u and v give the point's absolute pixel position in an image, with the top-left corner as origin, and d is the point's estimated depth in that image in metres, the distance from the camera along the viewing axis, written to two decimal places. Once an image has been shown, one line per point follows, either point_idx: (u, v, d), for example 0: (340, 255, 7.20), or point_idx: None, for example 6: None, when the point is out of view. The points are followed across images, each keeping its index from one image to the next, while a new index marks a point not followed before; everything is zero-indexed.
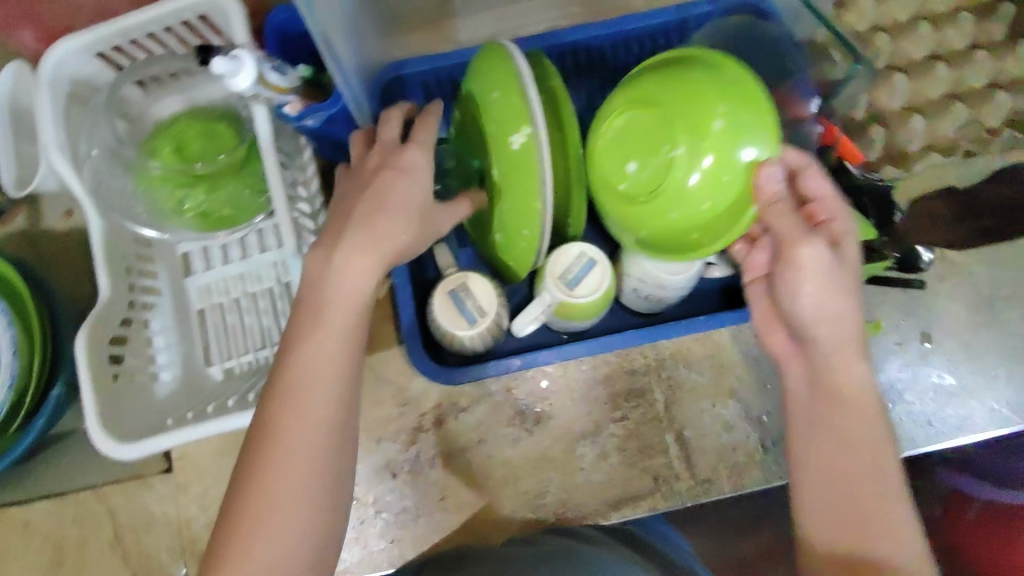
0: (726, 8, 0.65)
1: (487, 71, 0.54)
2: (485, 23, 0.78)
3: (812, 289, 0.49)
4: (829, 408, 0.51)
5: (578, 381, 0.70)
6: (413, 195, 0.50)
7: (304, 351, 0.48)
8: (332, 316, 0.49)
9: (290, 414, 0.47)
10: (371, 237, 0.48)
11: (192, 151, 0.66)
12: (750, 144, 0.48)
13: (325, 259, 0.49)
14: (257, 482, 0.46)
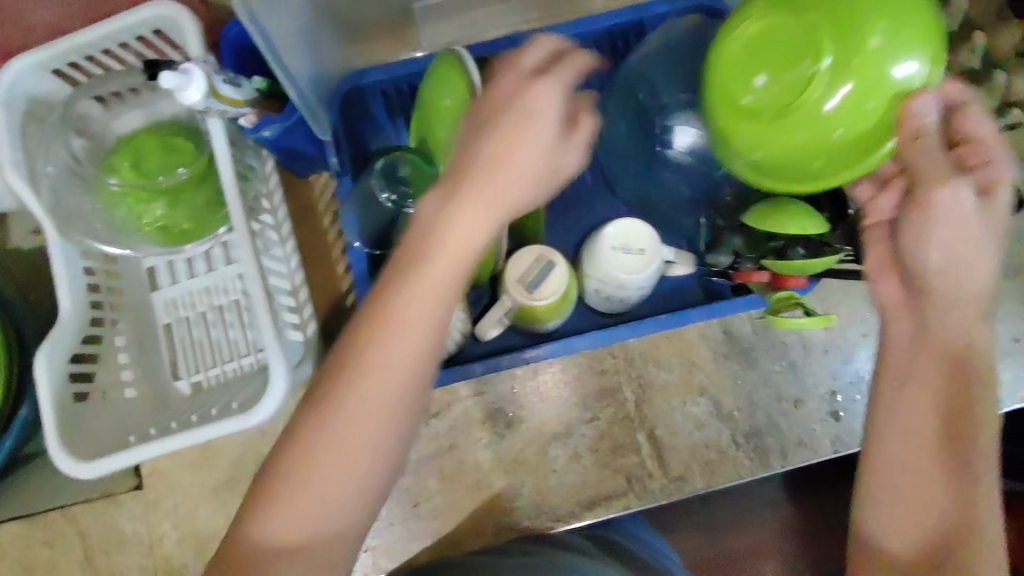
0: (680, 8, 0.66)
1: (441, 79, 0.55)
2: (444, 30, 0.77)
3: (939, 238, 0.47)
4: (917, 362, 0.48)
5: (549, 383, 0.70)
6: (545, 156, 0.44)
7: (402, 297, 0.43)
8: (438, 264, 0.43)
9: (368, 365, 0.42)
10: (489, 191, 0.43)
11: (150, 167, 0.65)
12: (905, 68, 0.45)
13: (437, 206, 0.44)
14: (322, 423, 0.42)
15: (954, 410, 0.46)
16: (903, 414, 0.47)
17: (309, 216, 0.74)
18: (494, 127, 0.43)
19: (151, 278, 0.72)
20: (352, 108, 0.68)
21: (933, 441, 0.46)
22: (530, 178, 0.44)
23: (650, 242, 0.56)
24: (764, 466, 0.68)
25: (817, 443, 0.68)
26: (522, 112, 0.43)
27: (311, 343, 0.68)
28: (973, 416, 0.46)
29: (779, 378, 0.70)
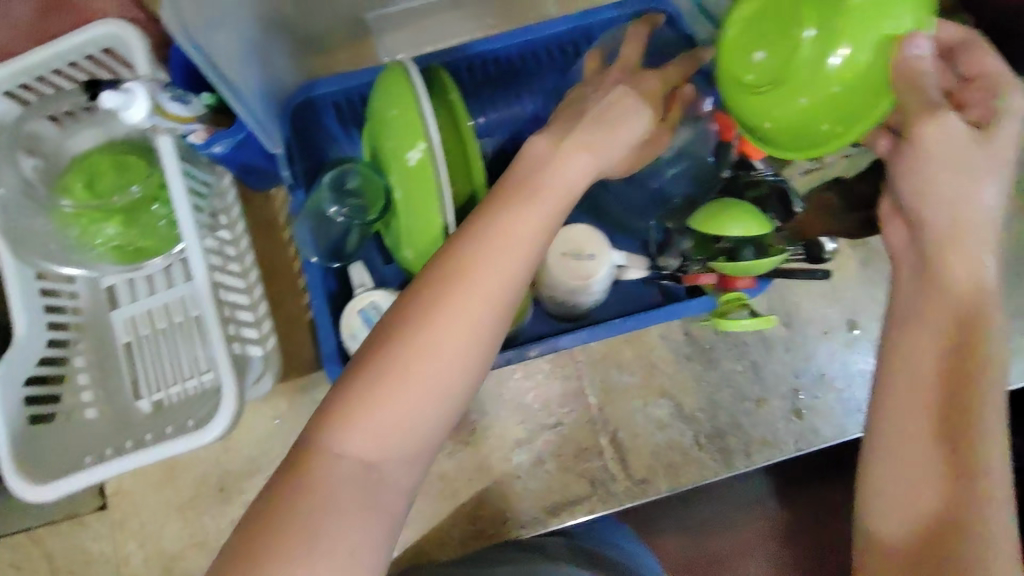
0: (629, 14, 0.66)
1: (384, 88, 0.53)
2: (398, 40, 0.77)
3: (943, 193, 0.44)
4: (930, 337, 0.43)
5: (512, 390, 0.70)
6: (639, 128, 0.46)
7: (517, 217, 0.42)
8: (551, 192, 0.43)
9: (471, 284, 0.40)
10: (597, 138, 0.44)
11: (103, 185, 0.65)
12: (895, 15, 0.42)
13: (551, 143, 0.44)
14: (419, 329, 0.39)
15: (970, 379, 0.42)
16: (909, 386, 0.43)
17: (269, 230, 0.74)
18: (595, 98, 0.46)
19: (110, 297, 0.72)
20: (305, 120, 0.67)
21: (947, 417, 0.41)
22: (628, 141, 0.46)
23: (600, 247, 0.56)
24: (728, 466, 0.68)
25: (781, 441, 0.68)
26: (629, 92, 0.46)
27: (270, 359, 0.68)
28: (980, 393, 0.41)
29: (740, 377, 0.70)
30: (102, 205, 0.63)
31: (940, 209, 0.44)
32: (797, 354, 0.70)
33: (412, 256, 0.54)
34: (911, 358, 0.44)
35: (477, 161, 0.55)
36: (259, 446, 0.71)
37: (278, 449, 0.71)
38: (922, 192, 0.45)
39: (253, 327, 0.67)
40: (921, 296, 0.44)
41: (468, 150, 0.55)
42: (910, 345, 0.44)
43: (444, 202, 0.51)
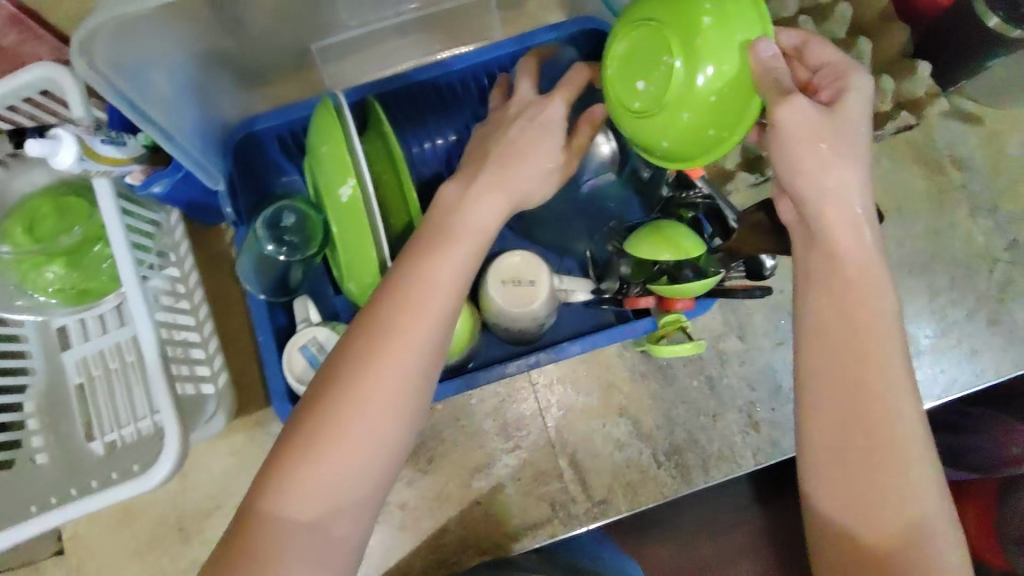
0: (569, 36, 0.66)
1: (315, 125, 0.53)
2: (340, 73, 0.76)
3: (817, 170, 0.44)
4: (845, 338, 0.43)
5: (469, 416, 0.70)
6: (549, 157, 0.48)
7: (433, 269, 0.43)
8: (468, 236, 0.45)
9: (395, 337, 0.41)
10: (504, 180, 0.46)
11: (43, 230, 0.64)
12: (741, 28, 0.45)
13: (460, 189, 0.46)
14: (355, 380, 0.40)
15: (882, 383, 0.42)
16: (836, 397, 0.42)
17: (219, 264, 0.73)
18: (506, 128, 0.49)
19: (62, 339, 0.71)
20: (249, 155, 0.67)
21: (866, 420, 0.42)
22: (539, 177, 0.48)
23: (544, 274, 0.56)
24: (686, 482, 0.68)
25: (739, 455, 0.69)
26: (540, 124, 0.48)
27: (222, 397, 0.68)
28: (886, 406, 0.41)
29: (697, 392, 0.70)
30: (46, 249, 0.64)
31: (833, 180, 0.44)
32: (753, 368, 0.71)
33: (355, 290, 0.53)
34: (827, 364, 0.43)
35: (412, 193, 0.55)
36: (219, 484, 0.70)
37: (237, 487, 0.70)
38: (819, 169, 0.44)
39: (204, 365, 0.66)
40: (822, 289, 0.45)
41: (404, 182, 0.55)
42: (828, 354, 0.43)
43: (376, 237, 0.51)
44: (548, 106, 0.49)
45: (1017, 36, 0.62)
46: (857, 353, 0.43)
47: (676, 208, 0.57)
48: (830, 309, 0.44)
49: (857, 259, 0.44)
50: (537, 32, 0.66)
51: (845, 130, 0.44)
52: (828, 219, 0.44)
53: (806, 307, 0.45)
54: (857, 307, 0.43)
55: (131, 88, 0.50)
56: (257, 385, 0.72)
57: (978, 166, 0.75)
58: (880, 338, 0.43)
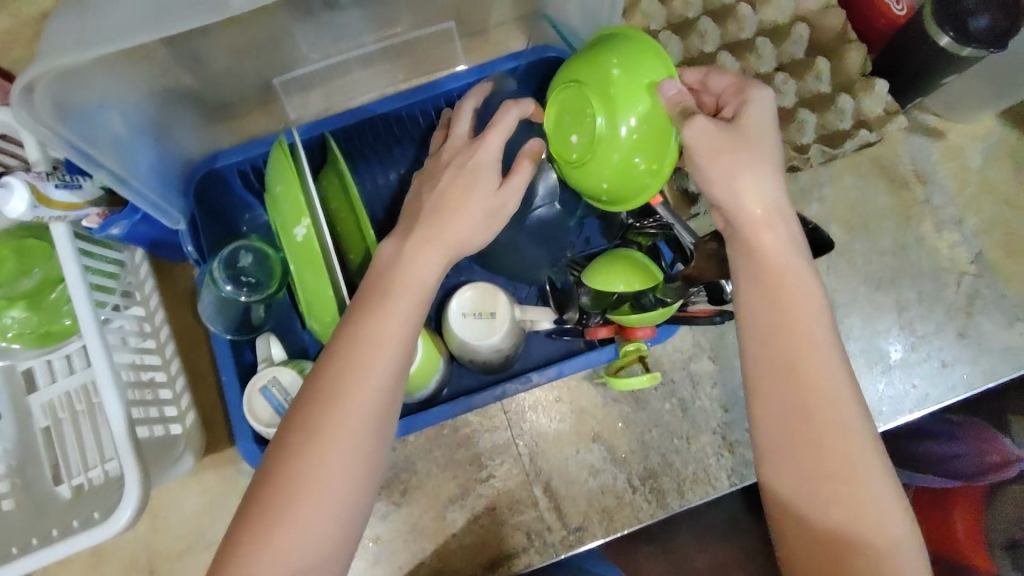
0: (528, 65, 0.67)
1: (274, 165, 0.55)
2: (309, 101, 0.73)
3: (728, 178, 0.46)
4: (780, 337, 0.44)
5: (443, 447, 0.69)
6: (483, 202, 0.48)
7: (376, 323, 0.44)
8: (410, 291, 0.45)
9: (342, 395, 0.42)
10: (440, 229, 0.47)
11: (3, 274, 0.64)
12: (646, 75, 0.51)
13: (394, 249, 0.47)
14: (306, 444, 0.40)
15: (822, 379, 0.43)
16: (780, 406, 0.44)
17: (184, 301, 0.73)
18: (437, 179, 0.49)
19: (27, 381, 0.70)
20: (211, 193, 0.67)
21: (809, 415, 0.43)
22: (483, 219, 0.48)
23: (503, 307, 0.59)
24: (662, 507, 0.68)
25: (714, 476, 0.69)
26: (468, 170, 0.48)
27: (190, 436, 0.67)
28: (835, 426, 0.42)
29: (670, 415, 0.70)
30: (5, 293, 0.63)
31: (746, 185, 0.46)
32: (725, 389, 0.71)
33: (318, 327, 0.54)
34: (767, 368, 0.44)
35: (368, 229, 0.55)
36: (191, 525, 0.69)
37: (210, 527, 0.69)
38: (728, 176, 0.46)
39: (171, 405, 0.65)
40: (766, 308, 0.45)
41: (360, 217, 0.56)
42: (768, 358, 0.44)
43: (333, 274, 0.52)
44: (487, 144, 0.48)
45: (968, 53, 0.64)
46: (794, 351, 0.44)
47: (632, 240, 0.61)
48: (764, 305, 0.45)
49: (782, 254, 0.46)
50: (497, 61, 0.67)
51: (751, 140, 0.46)
52: (746, 222, 0.46)
53: (742, 302, 0.47)
54: (786, 302, 0.45)
55: (83, 139, 0.50)
56: (225, 420, 0.71)
57: (942, 180, 0.77)
58: (810, 331, 0.44)
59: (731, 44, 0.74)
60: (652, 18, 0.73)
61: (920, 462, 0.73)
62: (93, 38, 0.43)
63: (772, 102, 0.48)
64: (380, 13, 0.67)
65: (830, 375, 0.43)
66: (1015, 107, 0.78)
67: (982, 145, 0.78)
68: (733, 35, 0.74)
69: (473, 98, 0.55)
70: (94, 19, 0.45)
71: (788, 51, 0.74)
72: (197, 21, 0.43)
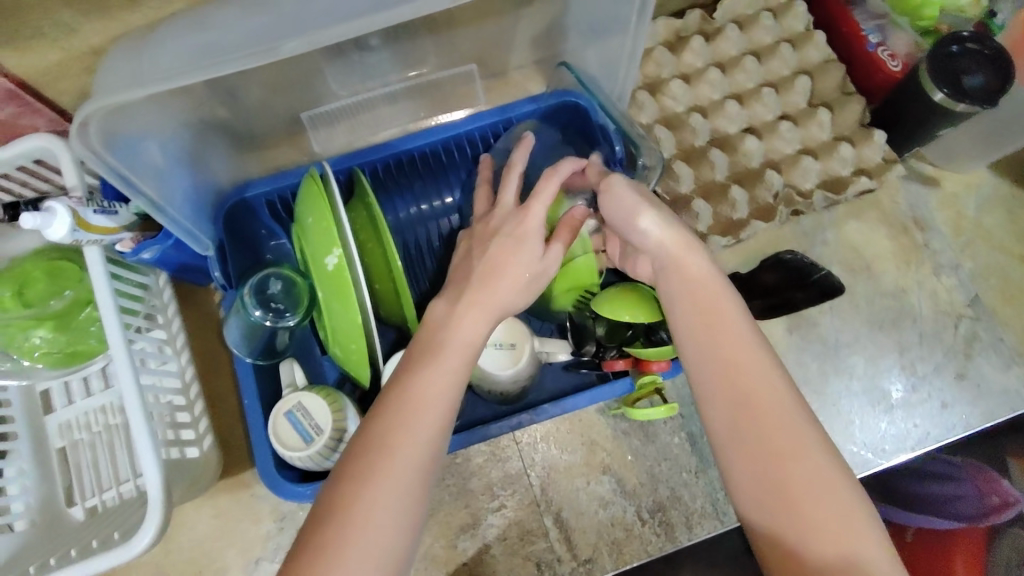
0: (546, 107, 0.70)
1: (306, 196, 0.58)
2: (333, 135, 0.78)
3: (628, 221, 0.53)
4: (730, 379, 0.46)
5: (455, 476, 0.70)
6: (528, 267, 0.52)
7: (423, 380, 0.47)
8: (455, 350, 0.48)
9: (391, 445, 0.44)
10: (488, 294, 0.50)
11: (33, 293, 0.65)
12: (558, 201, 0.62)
13: (447, 309, 0.50)
14: (355, 490, 0.42)
15: (775, 412, 0.45)
16: (747, 447, 0.45)
17: (206, 324, 0.74)
18: (487, 245, 0.53)
19: (45, 401, 0.71)
20: (241, 222, 0.69)
21: (764, 449, 0.44)
22: (524, 277, 0.51)
23: (522, 336, 0.61)
24: (671, 540, 0.69)
25: (722, 512, 0.70)
26: (516, 237, 0.52)
27: (206, 459, 0.68)
28: (810, 459, 0.44)
29: (678, 449, 0.71)
30: (35, 313, 0.65)
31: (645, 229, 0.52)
32: None
33: (341, 353, 0.58)
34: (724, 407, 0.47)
35: (397, 261, 0.57)
36: (203, 548, 0.69)
37: (221, 551, 0.69)
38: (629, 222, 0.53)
39: (190, 427, 0.66)
40: (710, 349, 0.48)
41: (389, 250, 0.58)
42: (726, 397, 0.46)
43: (362, 302, 0.55)
44: (524, 217, 0.53)
45: (961, 109, 0.68)
46: (746, 388, 0.46)
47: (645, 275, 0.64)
48: (711, 343, 0.48)
49: (703, 274, 0.51)
50: (515, 103, 0.70)
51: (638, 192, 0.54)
52: (671, 249, 0.52)
53: (683, 337, 0.49)
54: (726, 339, 0.48)
55: (123, 170, 0.53)
56: (239, 443, 0.72)
57: (940, 227, 0.80)
58: (756, 364, 0.47)
59: (737, 92, 0.78)
60: (664, 67, 0.77)
61: (919, 499, 0.72)
62: (149, 78, 0.46)
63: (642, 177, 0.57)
64: (408, 56, 0.72)
65: (788, 414, 0.45)
66: (1006, 159, 0.82)
67: (977, 194, 0.81)
68: (740, 85, 0.78)
69: (521, 162, 0.57)
70: (149, 60, 0.48)
71: (793, 100, 0.78)
72: (251, 61, 0.46)
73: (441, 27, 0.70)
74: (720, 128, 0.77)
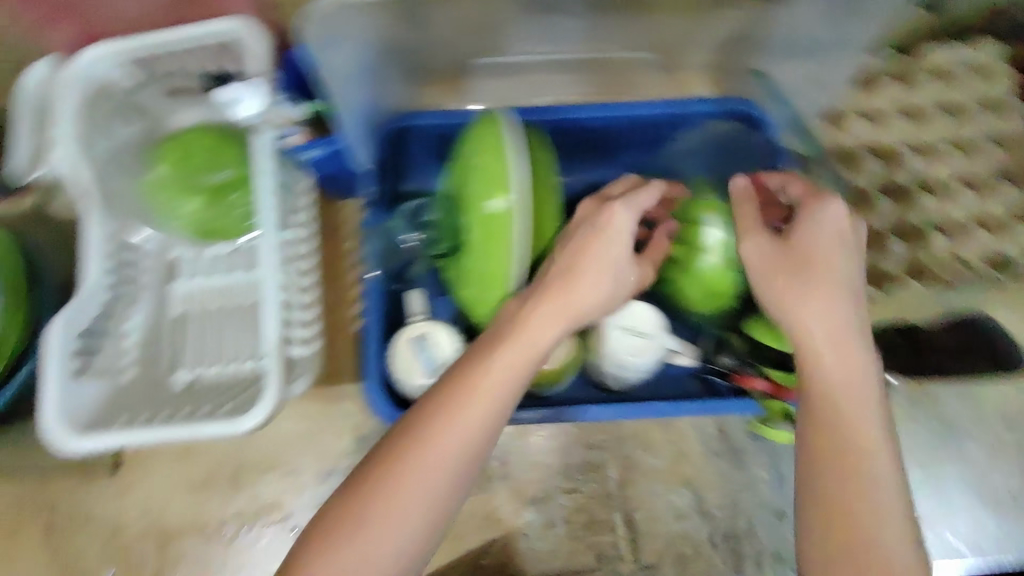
0: (720, 108, 0.68)
1: (479, 135, 0.57)
2: (506, 87, 0.79)
3: (780, 290, 0.50)
4: (835, 444, 0.46)
5: (538, 446, 0.69)
6: (601, 276, 0.49)
7: (482, 372, 0.46)
8: (518, 348, 0.47)
9: (431, 430, 0.44)
10: (562, 296, 0.49)
11: (195, 162, 0.67)
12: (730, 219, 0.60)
13: (516, 308, 0.49)
14: (387, 467, 0.44)
15: (870, 509, 0.44)
16: (833, 538, 0.44)
17: (334, 238, 0.75)
18: (566, 243, 0.51)
19: (169, 270, 0.74)
20: (400, 145, 0.70)
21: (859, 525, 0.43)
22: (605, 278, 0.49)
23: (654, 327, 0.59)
24: (737, 571, 0.67)
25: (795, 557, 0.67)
26: (603, 233, 0.50)
27: (311, 361, 0.68)
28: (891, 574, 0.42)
29: (767, 485, 0.69)
30: (194, 183, 0.68)
31: (783, 304, 0.50)
32: None
33: (471, 297, 0.58)
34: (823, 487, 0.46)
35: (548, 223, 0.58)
36: (280, 445, 0.71)
37: (297, 453, 0.71)
38: (772, 284, 0.51)
39: (303, 327, 0.67)
40: (831, 429, 0.47)
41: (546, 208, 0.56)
42: (825, 477, 0.46)
43: (517, 255, 0.53)
44: (611, 214, 0.51)
45: None
46: (848, 476, 0.45)
47: None
48: (827, 420, 0.47)
49: (856, 361, 0.48)
50: (695, 101, 0.68)
51: (805, 260, 0.50)
52: (800, 333, 0.49)
53: (801, 393, 0.49)
54: (843, 420, 0.47)
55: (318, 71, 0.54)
56: (344, 358, 0.73)
57: None
58: (866, 453, 0.46)
59: (918, 143, 0.75)
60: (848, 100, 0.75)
61: None
62: None
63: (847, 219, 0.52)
64: (594, 32, 0.73)
65: (881, 517, 0.44)
66: None
67: None
68: (923, 136, 0.75)
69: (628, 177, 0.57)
70: None
71: (975, 166, 0.74)
72: None
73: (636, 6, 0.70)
74: (891, 176, 0.74)
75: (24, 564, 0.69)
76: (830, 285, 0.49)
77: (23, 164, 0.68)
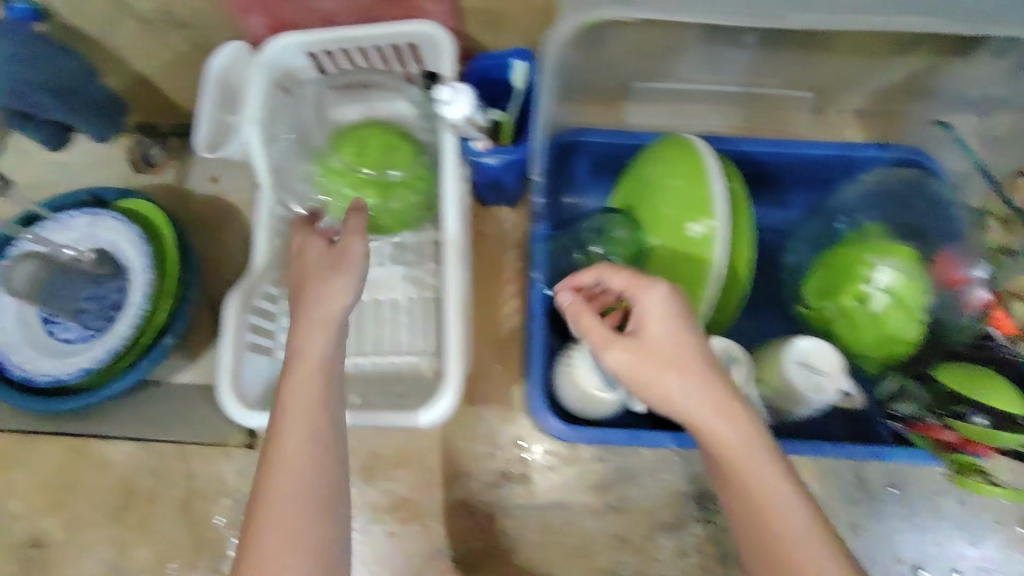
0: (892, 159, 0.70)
1: (672, 160, 0.59)
2: (658, 113, 0.79)
3: (644, 382, 0.47)
4: (743, 495, 0.47)
5: (673, 472, 0.69)
6: (326, 312, 0.51)
7: (288, 431, 0.48)
8: (302, 386, 0.49)
9: (274, 494, 0.47)
10: (303, 340, 0.50)
11: (373, 157, 0.69)
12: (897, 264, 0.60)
13: (287, 367, 0.50)
14: (251, 548, 0.45)
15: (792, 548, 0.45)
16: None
17: (483, 243, 0.76)
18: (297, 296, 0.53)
19: None
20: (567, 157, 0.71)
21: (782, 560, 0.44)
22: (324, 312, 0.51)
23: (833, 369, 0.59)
24: None
25: None
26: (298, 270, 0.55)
27: None
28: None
29: None
30: (373, 177, 0.68)
31: (651, 395, 0.47)
32: (969, 537, 0.70)
33: None
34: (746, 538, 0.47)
35: (750, 255, 0.58)
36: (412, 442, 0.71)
37: (430, 453, 0.71)
38: (644, 388, 0.48)
39: None
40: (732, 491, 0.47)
41: (742, 237, 0.58)
42: (746, 532, 0.47)
43: (714, 279, 0.56)
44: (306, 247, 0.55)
45: None
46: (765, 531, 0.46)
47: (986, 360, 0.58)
48: (734, 487, 0.47)
49: (731, 427, 0.46)
50: (862, 146, 0.70)
51: (653, 348, 0.47)
52: (686, 414, 0.47)
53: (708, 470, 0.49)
54: (739, 480, 0.46)
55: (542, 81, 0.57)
56: (485, 365, 0.73)
57: None
58: (767, 494, 0.46)
59: None
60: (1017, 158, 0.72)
61: None
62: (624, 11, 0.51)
63: (671, 298, 0.48)
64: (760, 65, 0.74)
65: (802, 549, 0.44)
66: None
67: None
68: None
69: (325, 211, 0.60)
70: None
71: None
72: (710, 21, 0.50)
73: (813, 47, 0.69)
74: None
75: (160, 530, 0.71)
76: (683, 365, 0.47)
77: (202, 141, 0.69)
